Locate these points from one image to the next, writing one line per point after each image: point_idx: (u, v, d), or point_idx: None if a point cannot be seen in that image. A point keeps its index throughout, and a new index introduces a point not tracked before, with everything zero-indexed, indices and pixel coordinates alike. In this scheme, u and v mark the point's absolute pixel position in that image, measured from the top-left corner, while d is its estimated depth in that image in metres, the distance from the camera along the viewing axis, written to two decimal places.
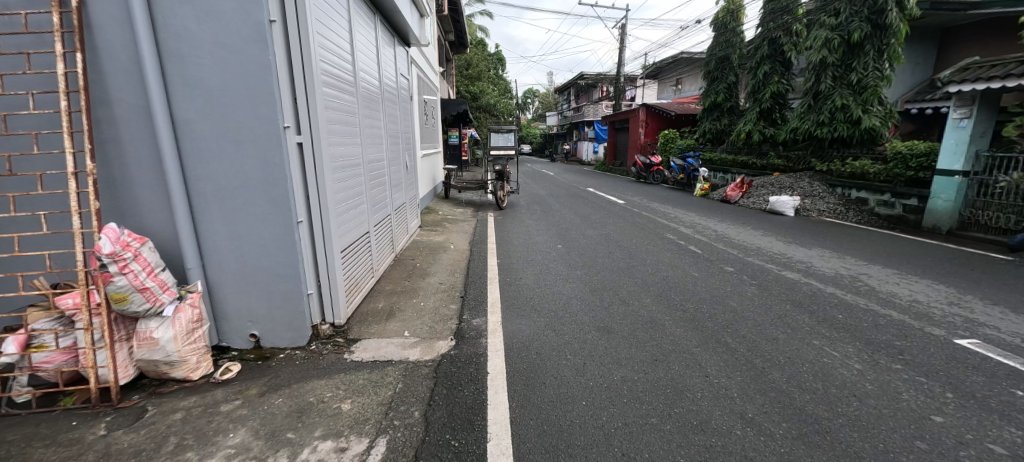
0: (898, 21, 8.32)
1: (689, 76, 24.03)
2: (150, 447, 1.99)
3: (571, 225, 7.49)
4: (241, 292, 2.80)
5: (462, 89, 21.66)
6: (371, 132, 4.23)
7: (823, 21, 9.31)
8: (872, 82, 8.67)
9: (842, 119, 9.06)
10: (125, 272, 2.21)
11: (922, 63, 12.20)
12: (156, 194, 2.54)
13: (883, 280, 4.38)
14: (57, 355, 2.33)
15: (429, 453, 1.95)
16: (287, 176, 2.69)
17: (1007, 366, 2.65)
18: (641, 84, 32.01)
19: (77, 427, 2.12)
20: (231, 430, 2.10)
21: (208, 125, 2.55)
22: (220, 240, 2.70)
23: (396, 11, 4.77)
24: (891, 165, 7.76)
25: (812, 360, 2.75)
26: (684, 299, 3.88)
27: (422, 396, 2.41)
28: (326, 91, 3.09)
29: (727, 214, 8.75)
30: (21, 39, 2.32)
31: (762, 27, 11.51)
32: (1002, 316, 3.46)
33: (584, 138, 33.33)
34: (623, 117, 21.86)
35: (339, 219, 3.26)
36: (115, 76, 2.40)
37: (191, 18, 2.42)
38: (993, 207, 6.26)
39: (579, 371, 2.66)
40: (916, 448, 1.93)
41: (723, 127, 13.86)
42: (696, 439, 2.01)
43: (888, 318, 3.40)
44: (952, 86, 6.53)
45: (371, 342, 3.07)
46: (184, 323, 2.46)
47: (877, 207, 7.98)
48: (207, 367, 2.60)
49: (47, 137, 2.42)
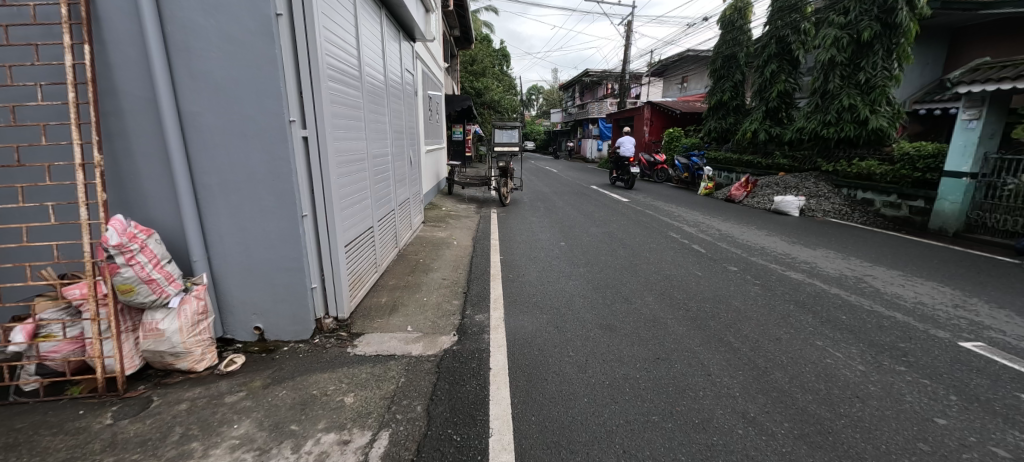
0: (909, 20, 8.21)
1: (695, 74, 23.94)
2: (155, 436, 2.01)
3: (575, 222, 7.49)
4: (245, 285, 2.81)
5: (467, 86, 21.71)
6: (376, 127, 4.24)
7: (832, 19, 9.20)
8: (880, 82, 8.61)
9: (849, 120, 9.00)
10: (131, 264, 2.24)
11: (931, 64, 12.08)
12: (163, 186, 2.56)
13: (887, 282, 4.36)
14: (63, 345, 2.34)
15: (431, 447, 1.96)
16: (292, 170, 2.70)
17: (1012, 370, 2.63)
18: (646, 82, 31.92)
19: (84, 416, 2.14)
20: (236, 421, 2.12)
21: (213, 118, 2.56)
22: (226, 233, 2.72)
23: (401, 5, 4.76)
24: (898, 166, 7.71)
25: (816, 361, 2.75)
26: (686, 298, 3.88)
27: (423, 390, 2.43)
28: (331, 85, 3.08)
29: (732, 213, 8.70)
30: (29, 30, 2.34)
31: (770, 25, 11.42)
32: (1007, 319, 3.44)
33: (588, 137, 33.27)
34: (627, 114, 21.80)
35: (343, 213, 3.26)
36: (122, 68, 2.41)
37: (199, 11, 2.43)
38: (1000, 210, 6.20)
39: (581, 368, 2.66)
40: (919, 450, 1.93)
41: (729, 126, 13.79)
42: (698, 437, 2.02)
43: (892, 320, 3.39)
44: (961, 87, 6.48)
45: (373, 336, 3.08)
46: (189, 315, 2.48)
47: (883, 208, 7.93)
48: (211, 358, 2.63)
49: (58, 128, 2.45)
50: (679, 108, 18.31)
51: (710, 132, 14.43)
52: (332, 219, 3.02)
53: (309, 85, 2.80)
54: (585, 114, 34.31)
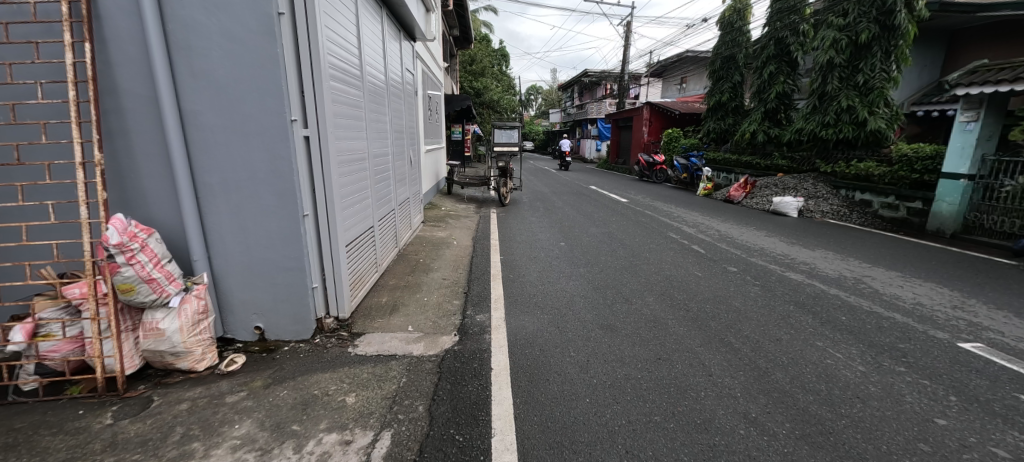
0: (907, 22, 8.22)
1: (694, 75, 23.96)
2: (156, 436, 2.00)
3: (575, 222, 7.49)
4: (245, 284, 2.80)
5: (466, 85, 21.76)
6: (377, 126, 4.23)
7: (831, 21, 9.24)
8: (878, 83, 8.63)
9: (847, 121, 9.03)
10: (132, 263, 2.23)
11: (929, 66, 12.15)
12: (163, 185, 2.55)
13: (886, 283, 4.38)
14: (63, 344, 2.33)
15: (433, 447, 1.96)
16: (293, 169, 2.69)
17: (1010, 370, 2.65)
18: (645, 83, 31.91)
19: (83, 416, 2.13)
20: (237, 422, 2.11)
21: (213, 116, 2.55)
22: (226, 232, 2.71)
23: (401, 4, 4.74)
24: (896, 168, 7.75)
25: (816, 361, 2.76)
26: (687, 298, 3.89)
27: (425, 390, 2.43)
28: (332, 84, 3.05)
29: (731, 214, 8.75)
30: (30, 28, 2.32)
31: (769, 26, 11.45)
32: (1006, 320, 3.46)
33: (586, 137, 33.44)
34: (626, 115, 21.85)
35: (344, 212, 3.25)
36: (123, 67, 2.40)
37: (200, 9, 2.42)
38: (998, 212, 6.21)
39: (583, 368, 2.67)
40: (919, 450, 1.94)
41: (728, 127, 13.82)
42: (700, 437, 2.02)
43: (891, 321, 3.41)
44: (960, 88, 6.51)
45: (375, 336, 3.08)
46: (189, 314, 2.46)
47: (881, 209, 7.98)
48: (212, 358, 2.62)
49: (57, 127, 2.44)
50: (678, 109, 18.34)
51: (709, 133, 14.46)
52: (332, 216, 3.02)
53: (310, 83, 2.79)
54: (584, 114, 34.31)
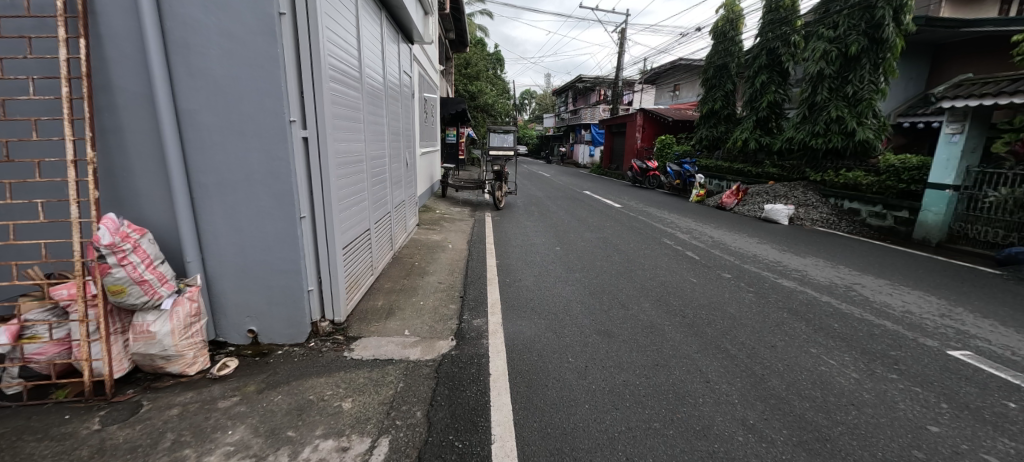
0: (895, 35, 8.41)
1: (687, 82, 24.35)
2: (146, 443, 1.95)
3: (570, 227, 7.50)
4: (240, 287, 2.76)
5: (461, 89, 21.80)
6: (375, 129, 4.24)
7: (821, 33, 9.43)
8: (867, 94, 8.82)
9: (837, 131, 9.21)
10: (123, 264, 2.18)
11: (915, 79, 12.44)
12: (156, 184, 2.50)
13: (876, 290, 4.46)
14: (49, 347, 2.27)
15: (432, 454, 1.94)
16: (292, 171, 2.66)
17: (1000, 378, 2.70)
18: (640, 89, 32.20)
19: (70, 422, 2.07)
20: (230, 427, 2.07)
21: (210, 116, 2.51)
22: (220, 232, 2.66)
23: (401, 8, 4.76)
24: (884, 178, 7.94)
25: (811, 368, 2.79)
26: (683, 304, 3.91)
27: (423, 396, 2.40)
28: (331, 85, 3.02)
29: (723, 221, 8.85)
30: (21, 23, 2.27)
31: (761, 37, 11.65)
32: (992, 328, 3.54)
33: (581, 141, 33.58)
34: (619, 121, 22.03)
35: (341, 212, 3.21)
36: (119, 64, 2.36)
37: (199, 7, 2.39)
38: (981, 222, 6.38)
39: (581, 374, 2.67)
40: (912, 457, 1.97)
41: (720, 134, 14.02)
42: (699, 444, 2.03)
43: (882, 328, 3.47)
44: (945, 101, 6.64)
45: (371, 340, 3.04)
46: (182, 317, 2.41)
47: (869, 218, 8.14)
48: (203, 362, 2.57)
49: (47, 123, 2.38)
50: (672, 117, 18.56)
51: (701, 140, 14.64)
52: (330, 218, 3.00)
53: (309, 83, 2.77)
54: (578, 119, 34.49)
